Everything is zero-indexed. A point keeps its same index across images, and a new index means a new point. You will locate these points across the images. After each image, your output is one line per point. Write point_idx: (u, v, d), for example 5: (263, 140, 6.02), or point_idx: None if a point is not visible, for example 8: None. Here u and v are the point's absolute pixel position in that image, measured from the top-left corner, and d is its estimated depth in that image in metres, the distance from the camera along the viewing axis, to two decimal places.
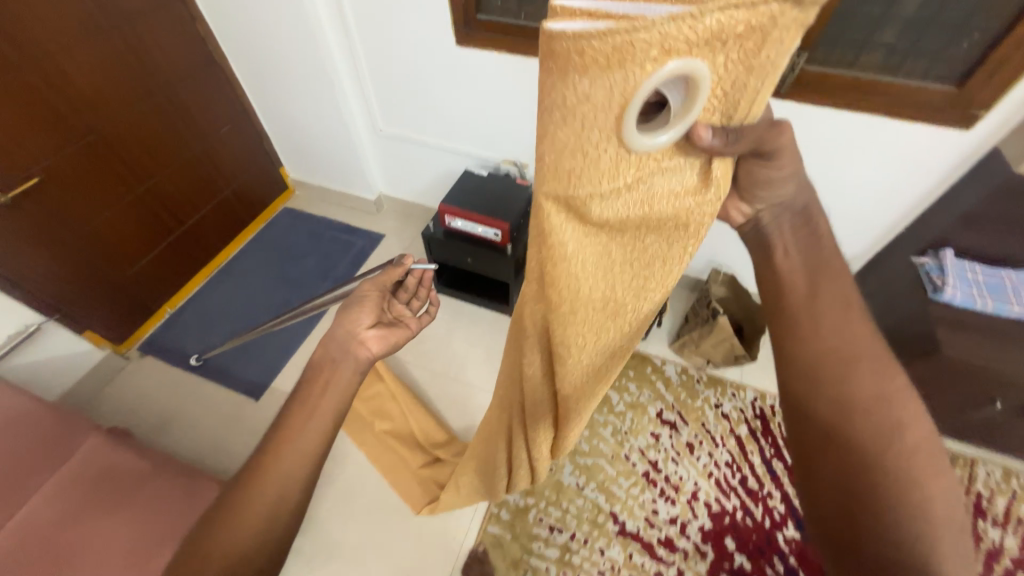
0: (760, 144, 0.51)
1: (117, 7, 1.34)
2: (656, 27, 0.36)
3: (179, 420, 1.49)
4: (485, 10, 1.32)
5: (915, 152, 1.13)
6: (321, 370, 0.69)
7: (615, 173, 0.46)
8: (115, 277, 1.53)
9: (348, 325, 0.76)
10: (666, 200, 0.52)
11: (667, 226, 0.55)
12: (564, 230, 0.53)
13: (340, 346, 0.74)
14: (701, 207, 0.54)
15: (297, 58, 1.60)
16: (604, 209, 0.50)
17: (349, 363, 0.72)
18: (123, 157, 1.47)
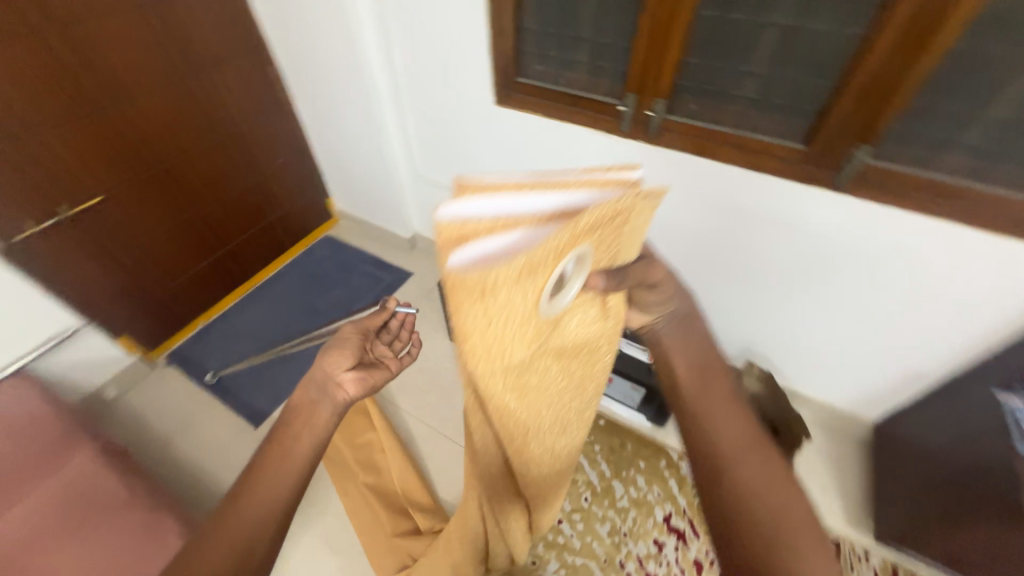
0: (643, 275, 0.56)
1: (196, 53, 1.50)
2: (557, 244, 0.40)
3: (182, 436, 1.53)
4: (525, 73, 1.30)
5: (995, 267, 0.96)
6: (297, 411, 0.64)
7: (533, 328, 0.49)
8: (156, 290, 1.65)
9: (329, 361, 0.70)
10: (578, 332, 0.56)
11: (580, 349, 0.59)
12: (492, 384, 0.54)
13: (319, 385, 0.68)
14: (605, 333, 0.60)
15: (349, 105, 1.69)
16: (525, 358, 0.52)
17: (328, 403, 0.66)
18: (180, 183, 1.61)
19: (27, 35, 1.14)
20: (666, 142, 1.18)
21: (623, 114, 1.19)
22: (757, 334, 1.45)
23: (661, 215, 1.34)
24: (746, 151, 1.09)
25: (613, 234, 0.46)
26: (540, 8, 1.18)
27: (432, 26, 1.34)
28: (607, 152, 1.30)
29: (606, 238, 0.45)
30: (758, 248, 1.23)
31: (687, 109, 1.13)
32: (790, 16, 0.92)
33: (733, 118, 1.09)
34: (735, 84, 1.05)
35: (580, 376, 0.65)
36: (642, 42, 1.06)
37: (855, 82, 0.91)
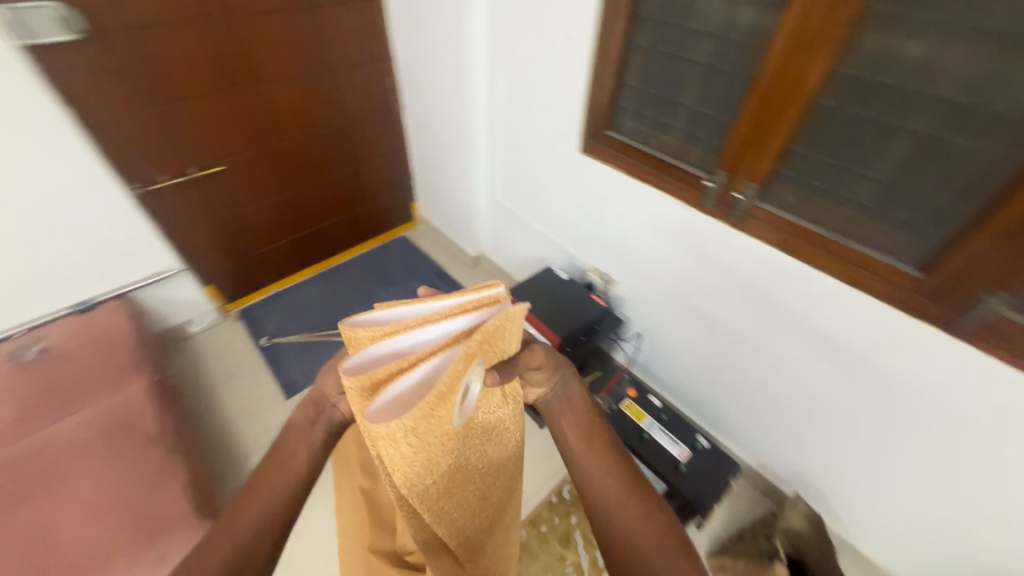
0: (528, 357, 0.60)
1: (330, 59, 1.69)
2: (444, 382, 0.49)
3: (227, 386, 1.70)
4: (616, 127, 1.27)
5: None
6: (291, 431, 0.56)
7: (441, 439, 0.56)
8: (245, 252, 1.85)
9: (327, 377, 0.56)
10: (484, 421, 0.61)
11: (492, 440, 0.65)
12: (418, 483, 0.57)
13: (317, 404, 0.57)
14: (511, 419, 0.66)
15: (448, 124, 1.78)
16: (440, 456, 0.57)
17: (325, 426, 0.56)
18: (289, 165, 1.80)
19: (202, 25, 1.36)
20: (750, 229, 1.07)
21: (708, 190, 1.11)
22: (816, 465, 1.24)
23: (728, 304, 1.22)
24: (843, 260, 0.95)
25: (496, 343, 0.53)
26: (645, 67, 1.14)
27: (537, 67, 1.36)
28: (685, 223, 1.21)
29: (490, 350, 0.53)
30: (832, 370, 1.07)
31: (784, 199, 1.01)
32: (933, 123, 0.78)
33: (834, 220, 0.96)
34: (845, 184, 0.92)
35: (498, 464, 0.70)
36: (745, 121, 0.97)
37: (1007, 214, 0.73)
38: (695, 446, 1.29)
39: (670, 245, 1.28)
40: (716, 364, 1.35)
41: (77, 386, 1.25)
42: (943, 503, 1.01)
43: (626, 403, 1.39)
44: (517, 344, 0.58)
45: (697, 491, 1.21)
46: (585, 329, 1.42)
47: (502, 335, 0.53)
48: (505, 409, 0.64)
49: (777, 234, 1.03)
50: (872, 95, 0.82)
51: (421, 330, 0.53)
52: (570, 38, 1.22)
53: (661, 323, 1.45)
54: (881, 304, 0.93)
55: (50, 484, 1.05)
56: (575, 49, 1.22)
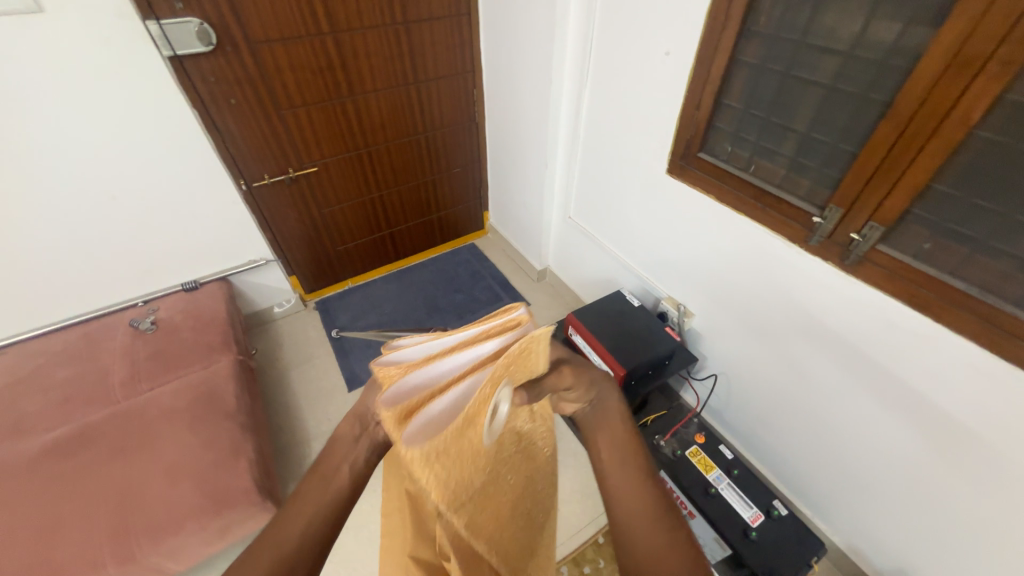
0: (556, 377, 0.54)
1: (423, 71, 1.76)
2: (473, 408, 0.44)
3: (298, 371, 1.82)
4: (709, 150, 1.17)
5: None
6: (335, 444, 0.50)
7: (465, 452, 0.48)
8: (328, 248, 1.99)
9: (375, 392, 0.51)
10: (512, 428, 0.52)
11: (524, 458, 0.56)
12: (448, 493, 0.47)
13: (364, 419, 0.52)
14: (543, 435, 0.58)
15: (527, 137, 1.77)
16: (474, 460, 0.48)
17: (370, 444, 0.51)
18: (376, 170, 1.90)
19: (313, 40, 1.48)
20: (867, 275, 0.93)
21: (815, 227, 0.98)
22: (924, 561, 1.04)
23: (827, 357, 1.06)
24: (995, 327, 0.78)
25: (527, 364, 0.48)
26: (750, 86, 1.04)
27: (628, 83, 1.30)
28: (782, 261, 1.08)
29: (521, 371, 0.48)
30: (959, 454, 0.88)
31: (914, 245, 0.86)
32: None
33: (984, 276, 0.79)
34: (1001, 234, 0.76)
35: (530, 499, 0.60)
36: (874, 152, 0.84)
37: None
38: (770, 512, 1.14)
39: (760, 283, 1.16)
40: (802, 422, 1.19)
41: (176, 358, 1.40)
42: None
43: (692, 450, 1.27)
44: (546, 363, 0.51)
45: (769, 565, 1.06)
46: (655, 363, 1.32)
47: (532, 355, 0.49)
48: (533, 427, 0.56)
49: (901, 285, 0.88)
50: None
51: (447, 361, 0.48)
52: (668, 54, 1.15)
53: (740, 367, 1.32)
54: None
55: (145, 444, 1.18)
56: (673, 66, 1.15)
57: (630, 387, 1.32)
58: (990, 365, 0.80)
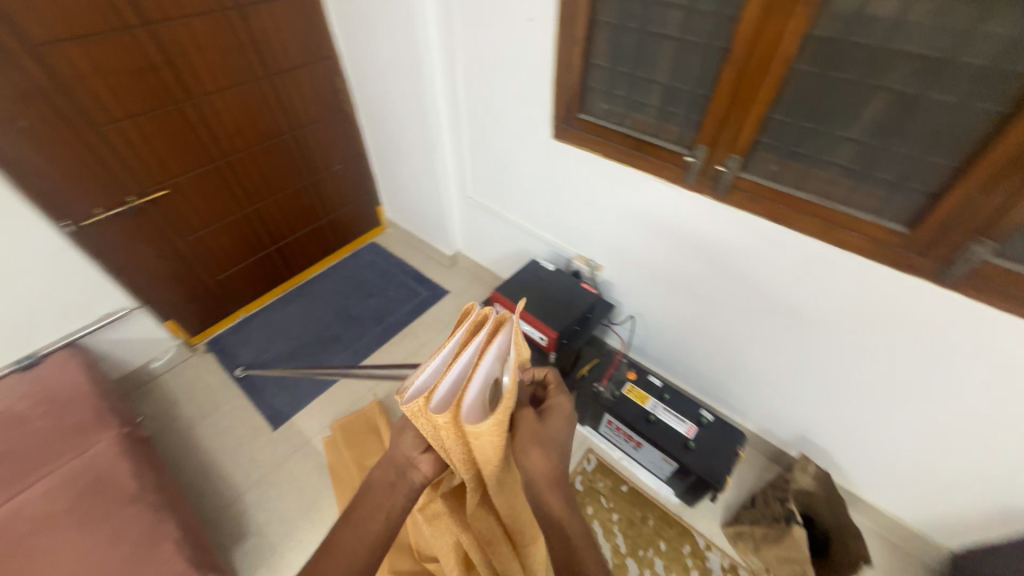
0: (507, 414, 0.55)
1: (272, 61, 1.56)
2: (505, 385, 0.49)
3: (205, 425, 1.59)
4: (587, 110, 1.23)
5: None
6: (374, 491, 0.56)
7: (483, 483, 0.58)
8: (204, 279, 1.73)
9: (404, 439, 0.56)
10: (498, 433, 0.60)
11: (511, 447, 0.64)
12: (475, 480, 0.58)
13: (397, 465, 0.56)
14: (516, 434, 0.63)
15: (409, 122, 1.69)
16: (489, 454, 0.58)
17: (404, 490, 0.56)
18: (241, 180, 1.67)
19: (121, 36, 1.22)
20: (737, 202, 1.07)
21: (689, 166, 1.10)
22: (813, 422, 1.28)
23: (717, 277, 1.22)
24: (832, 225, 0.96)
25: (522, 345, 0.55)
26: (613, 45, 1.10)
27: (499, 53, 1.30)
28: (670, 203, 1.20)
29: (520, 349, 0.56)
30: (821, 329, 1.10)
31: (765, 169, 1.01)
32: (906, 81, 0.78)
33: (821, 183, 0.96)
34: (825, 149, 0.92)
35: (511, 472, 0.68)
36: (724, 93, 0.96)
37: (998, 150, 0.73)
38: (700, 421, 1.31)
39: (654, 226, 1.27)
40: (708, 338, 1.37)
41: (34, 454, 1.12)
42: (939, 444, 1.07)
43: (627, 387, 1.38)
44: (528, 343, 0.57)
45: (709, 465, 1.23)
46: (581, 319, 1.40)
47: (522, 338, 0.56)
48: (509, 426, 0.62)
49: (763, 205, 1.04)
50: (843, 57, 0.82)
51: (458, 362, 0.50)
52: (532, 20, 1.16)
53: (650, 304, 1.46)
54: (875, 264, 0.94)
55: (21, 567, 0.94)
56: (538, 32, 1.17)
57: (563, 347, 1.39)
58: (834, 256, 0.99)
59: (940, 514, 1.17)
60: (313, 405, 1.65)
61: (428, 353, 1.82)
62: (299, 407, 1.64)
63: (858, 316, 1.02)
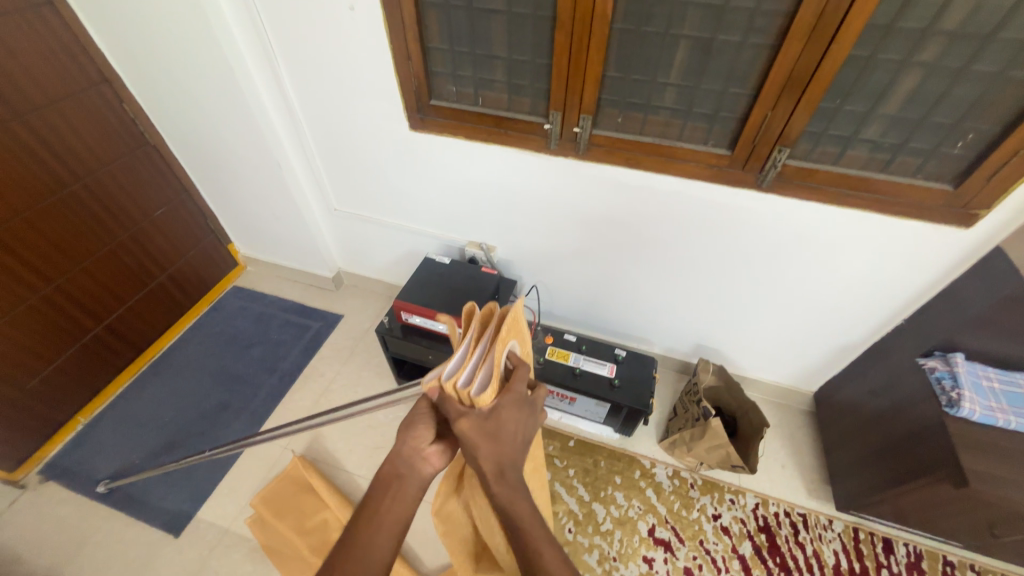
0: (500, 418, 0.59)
1: (18, 96, 1.20)
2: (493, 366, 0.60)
3: (75, 569, 1.25)
4: (437, 95, 1.20)
5: (891, 247, 1.09)
6: (385, 486, 0.59)
7: None
8: (9, 391, 1.33)
9: (417, 431, 0.62)
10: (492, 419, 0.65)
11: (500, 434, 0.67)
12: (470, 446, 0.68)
13: (407, 458, 0.60)
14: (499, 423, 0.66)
15: (239, 141, 1.46)
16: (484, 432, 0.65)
17: (417, 482, 0.60)
18: (20, 256, 1.28)
19: None
20: (597, 157, 1.16)
21: (548, 132, 1.15)
22: (703, 328, 1.51)
23: (598, 227, 1.33)
24: (677, 160, 1.10)
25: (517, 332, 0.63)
26: (446, 25, 1.08)
27: (326, 48, 1.18)
28: (539, 171, 1.25)
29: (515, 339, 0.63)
30: (687, 249, 1.29)
31: (613, 122, 1.11)
32: (700, 27, 0.92)
33: (659, 125, 1.09)
34: (656, 96, 1.04)
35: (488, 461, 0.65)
36: (562, 58, 1.01)
37: (775, 74, 0.91)
38: (617, 359, 1.44)
39: (532, 196, 1.32)
40: (606, 285, 1.50)
41: None
42: (788, 313, 1.34)
43: (549, 350, 1.45)
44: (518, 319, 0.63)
45: (634, 395, 1.37)
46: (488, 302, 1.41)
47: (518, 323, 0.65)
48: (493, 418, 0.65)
49: (618, 155, 1.14)
50: (650, 13, 0.93)
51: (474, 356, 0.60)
52: (353, 8, 1.08)
53: (549, 271, 1.53)
54: (715, 185, 1.12)
55: None
56: (364, 21, 1.10)
57: None
58: (683, 186, 1.15)
59: (799, 367, 1.49)
60: (218, 490, 1.40)
61: (339, 387, 1.67)
62: (202, 498, 1.39)
63: (714, 230, 1.22)
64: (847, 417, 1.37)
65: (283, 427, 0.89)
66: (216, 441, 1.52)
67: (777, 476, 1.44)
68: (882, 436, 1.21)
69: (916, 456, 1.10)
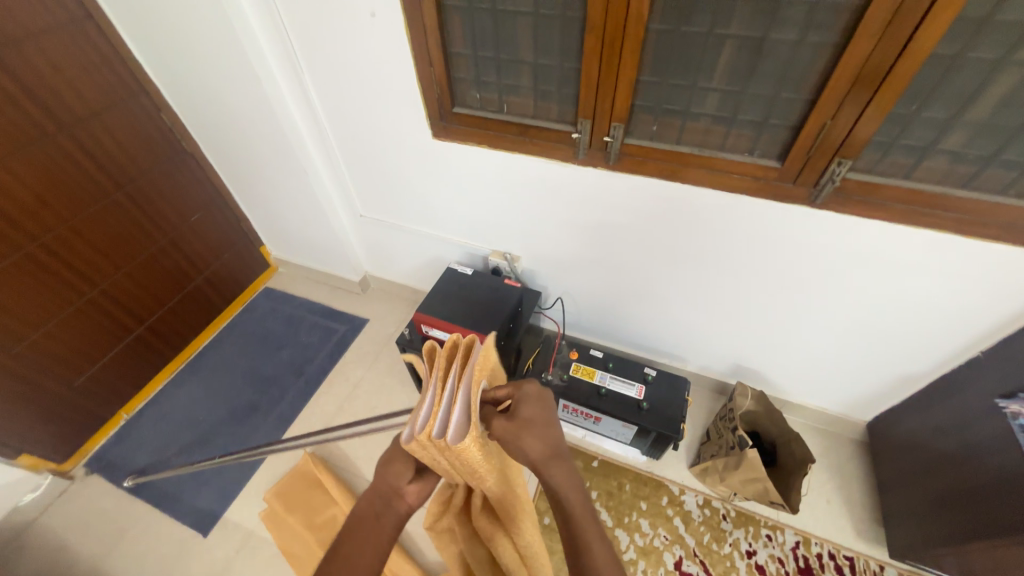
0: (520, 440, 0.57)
1: (64, 109, 1.25)
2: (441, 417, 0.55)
3: (114, 561, 1.32)
4: (461, 102, 1.15)
5: (971, 272, 0.95)
6: (360, 524, 0.58)
7: (483, 480, 0.68)
8: (57, 389, 1.41)
9: (395, 470, 0.61)
10: (476, 463, 0.61)
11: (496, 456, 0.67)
12: (479, 480, 0.66)
13: (383, 495, 0.61)
14: (488, 459, 0.63)
15: (268, 148, 1.47)
16: (480, 471, 0.63)
17: (393, 517, 0.60)
18: (68, 263, 1.35)
19: None
20: (628, 167, 1.08)
21: (577, 141, 1.08)
22: (742, 348, 1.40)
23: (628, 239, 1.25)
24: (718, 172, 1.00)
25: (466, 370, 0.55)
26: (469, 30, 1.02)
27: (349, 55, 1.15)
28: (566, 181, 1.18)
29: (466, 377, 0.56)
30: (727, 266, 1.19)
31: (648, 130, 1.02)
32: (749, 26, 0.82)
33: (699, 133, 0.99)
34: (695, 102, 0.95)
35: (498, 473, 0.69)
36: (593, 63, 0.93)
37: (839, 74, 0.79)
38: (646, 379, 1.36)
39: (559, 206, 1.25)
40: (637, 300, 1.42)
41: None
42: (840, 336, 1.22)
43: (574, 367, 1.39)
44: (460, 355, 0.55)
45: (663, 419, 1.28)
46: (512, 316, 1.35)
47: (464, 360, 0.56)
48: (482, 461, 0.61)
49: (653, 165, 1.05)
50: (692, 11, 0.83)
51: (443, 399, 0.55)
52: (374, 15, 1.04)
53: (575, 283, 1.47)
54: (760, 199, 1.02)
55: None
56: (385, 28, 1.06)
57: (501, 349, 1.34)
58: (724, 199, 1.05)
59: (852, 395, 1.35)
60: (245, 491, 1.44)
61: (363, 392, 1.67)
62: (230, 499, 1.43)
63: (758, 248, 1.11)
64: (907, 454, 1.23)
65: (315, 437, 0.87)
66: (244, 441, 1.57)
67: (821, 512, 1.33)
68: (950, 482, 1.08)
69: (993, 512, 0.96)
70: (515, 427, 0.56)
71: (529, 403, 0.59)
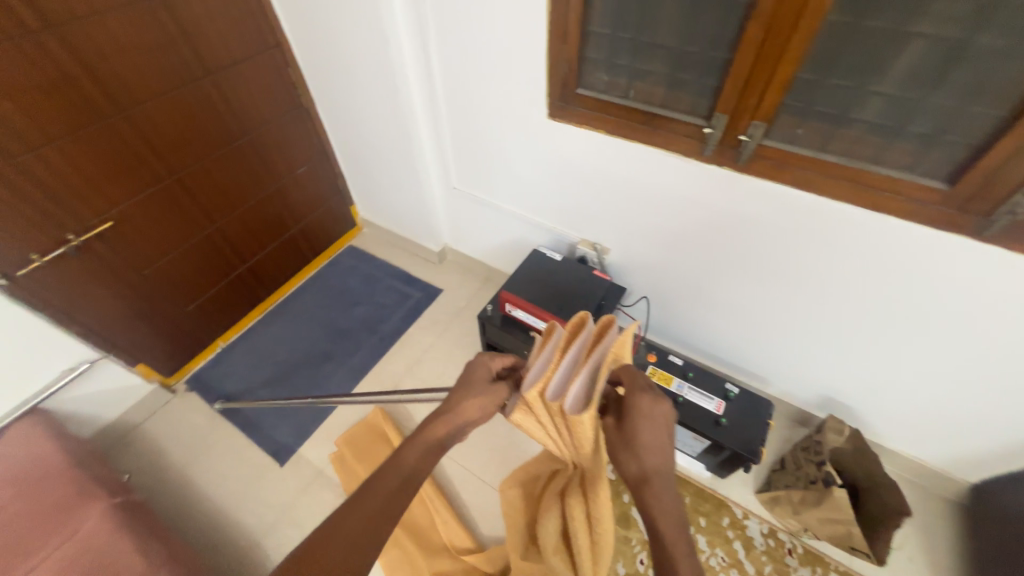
0: (650, 442, 0.56)
1: (210, 55, 1.35)
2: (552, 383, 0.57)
3: (202, 471, 1.47)
4: (586, 84, 1.12)
5: None
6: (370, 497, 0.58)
7: (580, 454, 0.68)
8: (172, 312, 1.56)
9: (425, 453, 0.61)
10: (584, 436, 0.62)
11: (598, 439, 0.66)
12: (578, 451, 0.68)
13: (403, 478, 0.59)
14: (590, 438, 0.62)
15: (379, 109, 1.52)
16: (583, 444, 0.64)
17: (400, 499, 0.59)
18: (194, 198, 1.47)
19: (20, 44, 1.00)
20: (759, 171, 1.01)
21: (705, 137, 1.02)
22: (837, 382, 1.30)
23: (734, 249, 1.18)
24: (864, 188, 0.92)
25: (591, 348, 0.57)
26: (613, 9, 0.98)
27: (481, 25, 1.15)
28: (683, 177, 1.12)
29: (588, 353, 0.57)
30: (846, 291, 1.09)
31: (789, 134, 0.95)
32: (949, 27, 0.73)
33: (850, 142, 0.91)
34: (855, 108, 0.87)
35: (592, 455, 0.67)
36: (748, 54, 0.87)
37: None
38: (727, 395, 1.29)
39: (668, 202, 1.19)
40: (728, 313, 1.35)
41: (16, 543, 1.00)
42: (963, 387, 1.10)
43: (650, 369, 1.35)
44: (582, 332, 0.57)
45: (742, 440, 1.22)
46: (595, 309, 1.33)
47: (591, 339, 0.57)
48: (586, 437, 0.61)
49: (788, 172, 0.98)
50: (882, 5, 0.75)
51: (559, 365, 0.57)
52: None
53: (662, 285, 1.42)
54: (908, 224, 0.92)
55: None
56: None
57: None
58: (863, 218, 0.96)
59: (962, 452, 1.22)
60: (318, 432, 1.54)
61: (431, 359, 1.73)
62: (304, 436, 1.53)
63: (889, 277, 1.01)
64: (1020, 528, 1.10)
65: (396, 394, 0.83)
66: (320, 386, 1.67)
67: (901, 570, 1.23)
68: None
69: None
70: (630, 434, 0.57)
71: (632, 414, 0.57)
